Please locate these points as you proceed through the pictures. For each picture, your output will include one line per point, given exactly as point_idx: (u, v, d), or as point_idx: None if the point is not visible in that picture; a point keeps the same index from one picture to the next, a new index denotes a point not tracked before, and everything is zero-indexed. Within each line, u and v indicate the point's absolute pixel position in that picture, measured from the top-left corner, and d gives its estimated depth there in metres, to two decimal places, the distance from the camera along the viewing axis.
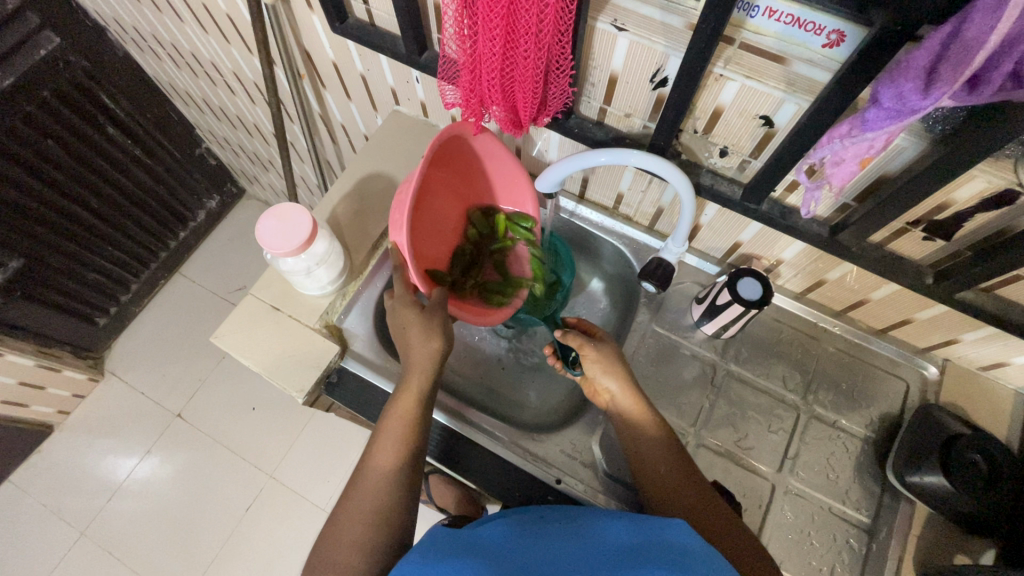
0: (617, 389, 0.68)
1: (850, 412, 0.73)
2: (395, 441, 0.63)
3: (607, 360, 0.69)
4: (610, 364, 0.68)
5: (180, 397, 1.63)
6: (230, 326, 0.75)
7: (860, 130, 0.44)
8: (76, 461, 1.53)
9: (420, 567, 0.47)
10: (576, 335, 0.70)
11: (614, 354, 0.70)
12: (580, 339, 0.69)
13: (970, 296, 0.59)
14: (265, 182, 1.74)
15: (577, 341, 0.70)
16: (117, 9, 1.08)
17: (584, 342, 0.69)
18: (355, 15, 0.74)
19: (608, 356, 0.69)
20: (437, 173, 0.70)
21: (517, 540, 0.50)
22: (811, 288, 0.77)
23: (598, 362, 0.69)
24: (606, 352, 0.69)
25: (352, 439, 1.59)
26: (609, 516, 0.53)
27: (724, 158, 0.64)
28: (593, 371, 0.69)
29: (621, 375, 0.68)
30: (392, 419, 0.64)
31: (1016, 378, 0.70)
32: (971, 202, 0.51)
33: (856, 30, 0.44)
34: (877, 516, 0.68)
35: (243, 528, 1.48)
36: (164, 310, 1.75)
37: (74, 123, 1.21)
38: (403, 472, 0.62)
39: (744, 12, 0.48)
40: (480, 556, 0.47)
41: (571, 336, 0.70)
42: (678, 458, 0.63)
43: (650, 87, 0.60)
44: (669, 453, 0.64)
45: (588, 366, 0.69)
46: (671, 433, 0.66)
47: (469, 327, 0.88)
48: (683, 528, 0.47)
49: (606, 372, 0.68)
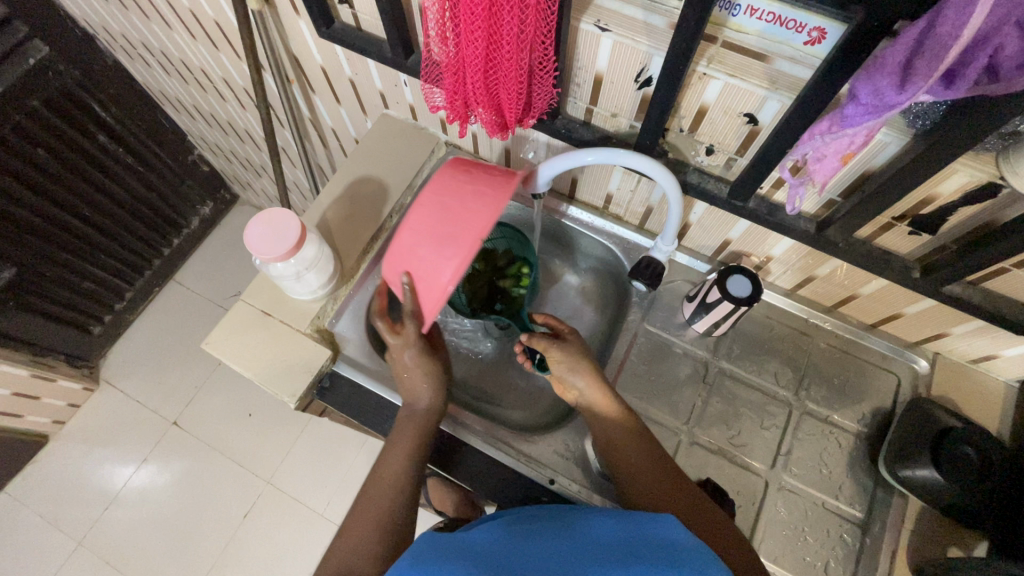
0: (583, 386, 0.68)
1: (842, 407, 0.74)
2: (397, 457, 0.64)
3: (573, 360, 0.69)
4: (577, 361, 0.69)
5: (177, 404, 1.62)
6: (221, 333, 0.75)
7: (840, 126, 0.45)
8: (72, 471, 1.53)
9: (409, 568, 0.47)
10: (541, 338, 0.70)
11: (579, 352, 0.70)
12: (545, 342, 0.70)
13: (959, 290, 0.59)
14: (259, 188, 1.73)
15: (542, 343, 0.70)
16: (105, 17, 1.08)
17: (548, 343, 0.70)
18: (341, 19, 0.74)
19: (576, 354, 0.70)
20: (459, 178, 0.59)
21: (507, 540, 0.50)
22: (802, 284, 0.78)
23: (564, 363, 0.69)
24: (571, 351, 0.70)
25: (349, 444, 1.58)
26: (597, 513, 0.53)
27: (710, 156, 0.64)
28: (560, 372, 0.69)
29: (591, 377, 0.68)
30: (395, 440, 0.66)
31: (1006, 370, 0.70)
32: (956, 195, 0.51)
33: (837, 27, 0.44)
34: (870, 510, 0.68)
35: (240, 535, 1.47)
36: (159, 318, 1.74)
37: (64, 131, 1.21)
38: (403, 471, 0.64)
39: (726, 10, 0.48)
40: (467, 556, 0.47)
41: (536, 338, 0.70)
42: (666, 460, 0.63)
43: (635, 86, 0.60)
44: (656, 453, 0.64)
45: (556, 367, 0.70)
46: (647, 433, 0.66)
47: (463, 335, 0.88)
48: (673, 524, 0.48)
49: (572, 371, 0.69)
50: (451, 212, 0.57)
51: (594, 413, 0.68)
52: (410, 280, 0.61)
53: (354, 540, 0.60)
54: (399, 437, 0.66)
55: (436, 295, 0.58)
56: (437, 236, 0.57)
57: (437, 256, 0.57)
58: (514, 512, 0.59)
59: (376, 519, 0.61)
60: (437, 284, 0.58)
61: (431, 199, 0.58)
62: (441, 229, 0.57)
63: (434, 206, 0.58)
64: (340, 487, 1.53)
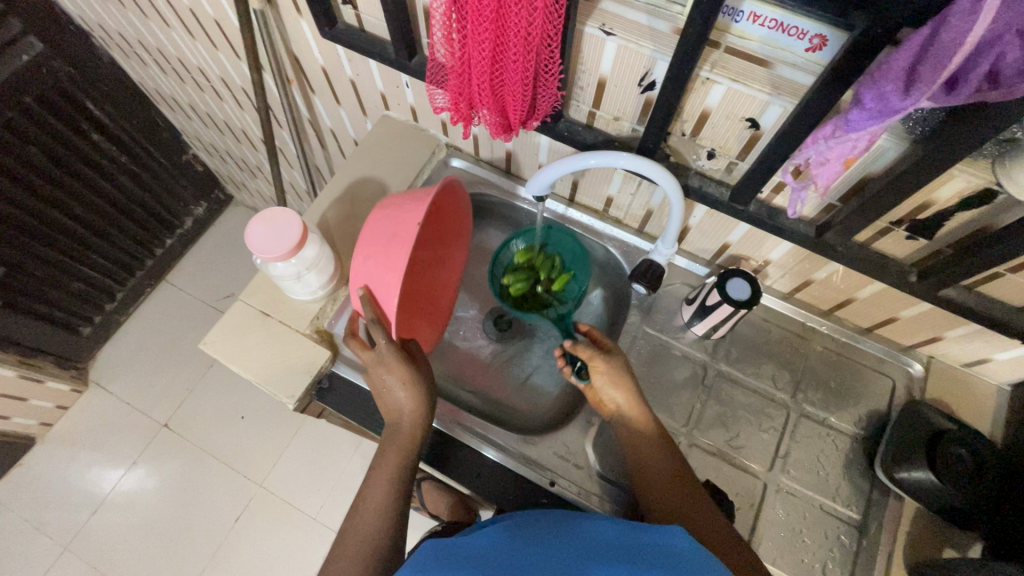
0: (622, 400, 0.67)
1: (839, 410, 0.74)
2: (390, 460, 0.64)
3: (616, 374, 0.67)
4: (619, 375, 0.67)
5: (167, 406, 1.60)
6: (219, 333, 0.74)
7: (844, 131, 0.45)
8: (58, 474, 1.50)
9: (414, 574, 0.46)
10: (587, 346, 0.68)
11: (621, 366, 0.68)
12: (591, 350, 0.68)
13: (955, 294, 0.60)
14: (254, 188, 1.72)
15: (587, 352, 0.68)
16: (101, 14, 1.07)
17: (594, 354, 0.68)
18: (344, 20, 0.74)
19: (618, 368, 0.68)
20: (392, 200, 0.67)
21: (511, 544, 0.50)
22: (799, 288, 0.78)
23: (606, 374, 0.67)
24: (617, 365, 0.68)
25: (342, 447, 1.57)
26: (601, 521, 0.53)
27: (712, 161, 0.65)
28: (600, 384, 0.68)
29: (629, 391, 0.66)
30: (387, 456, 0.65)
31: (998, 373, 0.71)
32: (952, 202, 0.52)
33: (838, 34, 0.45)
34: (866, 512, 0.68)
35: (231, 540, 1.45)
36: (150, 319, 1.72)
37: (57, 129, 1.20)
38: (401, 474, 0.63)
39: (729, 17, 0.49)
40: (473, 561, 0.47)
41: (582, 347, 0.68)
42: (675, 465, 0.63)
43: (638, 90, 0.61)
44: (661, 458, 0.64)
45: (596, 378, 0.68)
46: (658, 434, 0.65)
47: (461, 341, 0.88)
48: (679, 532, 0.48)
49: (613, 384, 0.67)
50: (395, 219, 0.63)
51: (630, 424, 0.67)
52: (369, 288, 0.63)
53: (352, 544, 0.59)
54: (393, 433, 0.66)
55: (392, 288, 0.61)
56: (383, 240, 0.63)
57: (389, 256, 0.61)
58: (515, 516, 0.58)
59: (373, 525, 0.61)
60: (391, 278, 0.61)
61: (378, 218, 0.65)
62: (388, 231, 0.63)
63: (380, 220, 0.65)
64: (333, 490, 1.51)
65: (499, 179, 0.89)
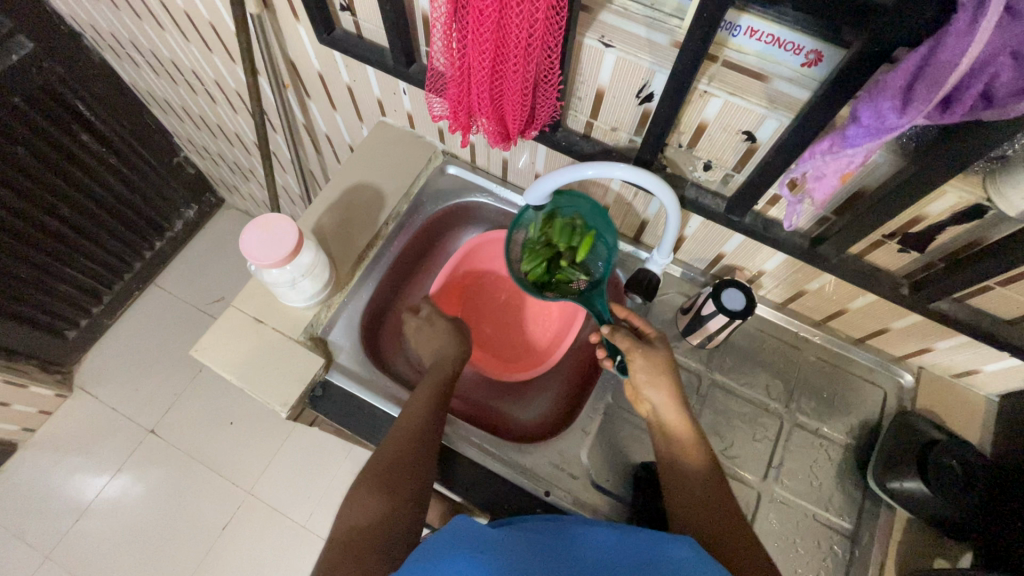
0: (655, 403, 0.65)
1: (831, 420, 0.75)
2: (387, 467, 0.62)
3: (655, 368, 0.65)
4: (659, 372, 0.65)
5: (154, 411, 1.58)
6: (211, 338, 0.73)
7: (841, 147, 0.45)
8: (41, 481, 1.47)
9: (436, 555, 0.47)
10: (625, 337, 0.67)
11: (663, 361, 0.66)
12: (630, 342, 0.66)
13: (945, 306, 0.61)
14: (245, 192, 1.71)
15: (626, 342, 0.67)
16: (94, 14, 1.06)
17: (631, 345, 0.66)
18: (342, 27, 0.74)
19: (658, 362, 0.66)
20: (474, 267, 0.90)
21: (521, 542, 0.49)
22: (792, 298, 0.79)
23: (645, 371, 0.65)
24: (656, 359, 0.66)
25: (332, 453, 1.55)
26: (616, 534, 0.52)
27: (708, 172, 0.65)
28: (639, 381, 0.66)
29: (669, 389, 0.64)
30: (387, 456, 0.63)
31: (987, 384, 0.72)
32: (943, 216, 0.53)
33: (832, 51, 0.46)
34: (859, 522, 0.69)
35: (218, 548, 1.43)
36: (138, 323, 1.69)
37: (46, 129, 1.18)
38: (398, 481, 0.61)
39: (726, 31, 0.50)
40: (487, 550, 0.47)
41: (620, 336, 0.67)
42: (685, 467, 0.61)
43: (636, 101, 0.61)
44: (673, 466, 0.62)
45: (636, 375, 0.66)
46: (666, 434, 0.64)
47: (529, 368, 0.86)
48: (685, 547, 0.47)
49: (652, 382, 0.65)
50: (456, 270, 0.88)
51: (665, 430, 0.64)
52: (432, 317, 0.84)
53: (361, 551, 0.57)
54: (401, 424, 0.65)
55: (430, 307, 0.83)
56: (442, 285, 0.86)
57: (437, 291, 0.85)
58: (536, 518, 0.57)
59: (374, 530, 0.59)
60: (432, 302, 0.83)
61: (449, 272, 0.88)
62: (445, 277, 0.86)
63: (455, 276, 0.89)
64: (323, 497, 1.50)
65: (496, 186, 0.89)
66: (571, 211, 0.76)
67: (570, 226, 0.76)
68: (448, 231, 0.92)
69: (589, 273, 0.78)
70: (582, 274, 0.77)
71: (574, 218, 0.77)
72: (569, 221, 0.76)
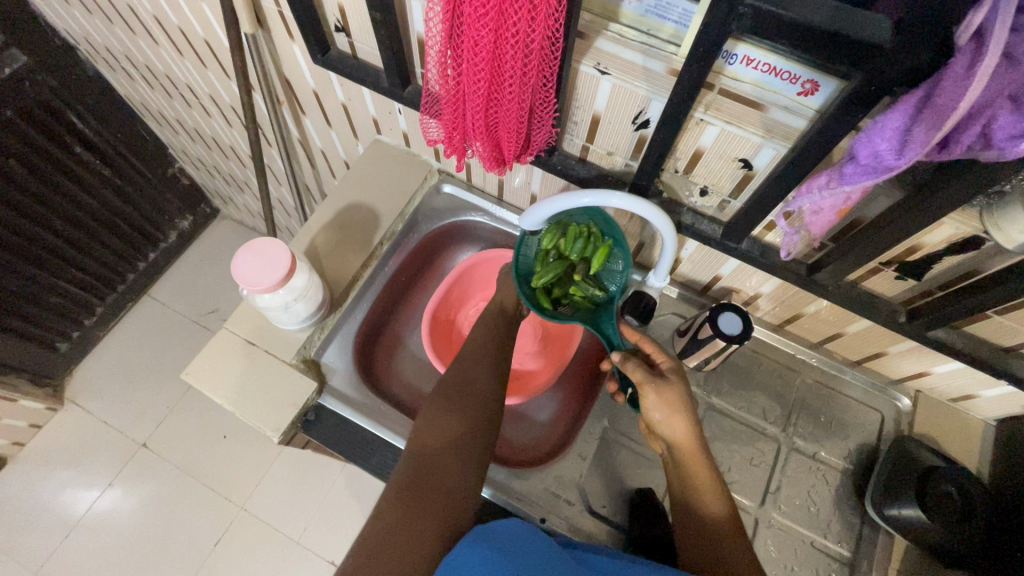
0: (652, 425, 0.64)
1: (828, 443, 0.74)
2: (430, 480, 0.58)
3: (671, 406, 0.63)
4: (674, 411, 0.63)
5: (146, 425, 1.56)
6: (202, 361, 0.72)
7: (838, 183, 0.44)
8: (30, 497, 1.45)
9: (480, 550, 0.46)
10: (637, 368, 0.64)
11: (676, 398, 0.63)
12: (641, 374, 0.64)
13: (942, 334, 0.60)
14: (241, 203, 1.70)
15: (638, 375, 0.64)
16: (89, 27, 1.06)
17: (644, 379, 0.63)
18: (337, 47, 0.74)
19: (672, 400, 0.63)
20: (474, 288, 0.89)
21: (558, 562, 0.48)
22: (788, 320, 0.79)
23: (657, 409, 0.63)
24: (669, 396, 0.63)
25: (327, 468, 1.53)
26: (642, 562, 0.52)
27: (704, 198, 0.65)
28: (653, 418, 0.64)
29: (684, 429, 0.62)
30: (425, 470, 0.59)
31: (985, 409, 0.72)
32: (941, 246, 0.53)
33: (828, 82, 0.46)
34: (857, 549, 0.68)
35: (210, 564, 1.41)
36: (131, 335, 1.68)
37: (40, 142, 1.17)
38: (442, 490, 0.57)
39: (723, 59, 0.49)
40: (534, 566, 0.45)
41: (632, 366, 0.64)
42: (702, 512, 0.61)
43: (632, 127, 0.61)
44: (690, 511, 0.61)
45: (649, 411, 0.64)
46: (679, 467, 0.63)
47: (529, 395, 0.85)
48: None
49: (667, 421, 0.63)
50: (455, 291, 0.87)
51: (683, 469, 0.63)
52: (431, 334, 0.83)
53: (410, 529, 0.54)
54: (485, 385, 0.67)
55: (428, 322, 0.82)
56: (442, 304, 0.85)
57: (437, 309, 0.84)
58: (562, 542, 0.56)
59: (442, 488, 0.58)
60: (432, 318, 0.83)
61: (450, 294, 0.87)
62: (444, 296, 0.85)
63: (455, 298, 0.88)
64: (318, 512, 1.48)
65: (491, 206, 0.88)
66: (585, 218, 0.73)
67: (583, 236, 0.73)
68: (444, 249, 0.92)
69: (603, 288, 0.75)
70: (596, 289, 0.74)
71: (589, 225, 0.73)
72: (583, 228, 0.73)
